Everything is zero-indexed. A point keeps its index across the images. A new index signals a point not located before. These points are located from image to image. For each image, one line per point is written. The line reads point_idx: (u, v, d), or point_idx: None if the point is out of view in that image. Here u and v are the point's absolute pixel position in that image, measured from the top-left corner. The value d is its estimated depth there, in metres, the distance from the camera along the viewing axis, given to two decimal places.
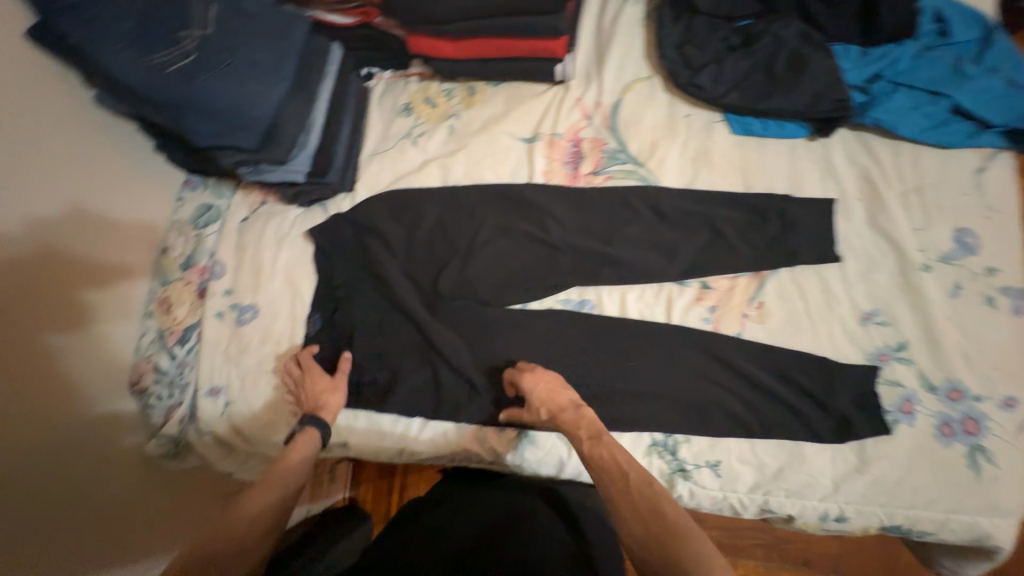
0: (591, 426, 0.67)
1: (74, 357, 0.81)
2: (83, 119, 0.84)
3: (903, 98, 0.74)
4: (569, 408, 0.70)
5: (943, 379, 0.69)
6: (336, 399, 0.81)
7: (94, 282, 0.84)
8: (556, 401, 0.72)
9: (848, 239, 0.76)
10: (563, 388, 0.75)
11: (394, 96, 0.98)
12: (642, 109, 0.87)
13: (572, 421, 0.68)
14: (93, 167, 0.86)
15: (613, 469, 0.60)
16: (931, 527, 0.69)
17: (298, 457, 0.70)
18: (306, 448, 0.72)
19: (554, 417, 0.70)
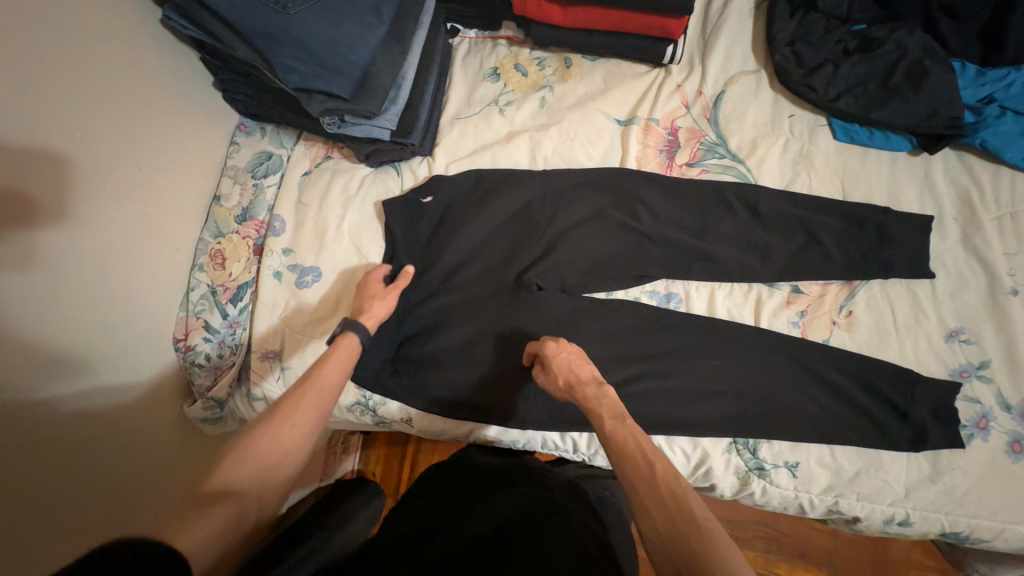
0: (613, 409, 0.65)
1: (125, 306, 0.75)
2: (141, 42, 0.75)
3: (1012, 123, 0.75)
4: (591, 384, 0.68)
5: (1020, 399, 0.72)
6: (385, 310, 0.77)
7: (144, 227, 0.76)
8: (577, 374, 0.70)
9: (941, 256, 0.77)
10: (586, 362, 0.72)
11: (481, 59, 0.92)
12: (745, 104, 0.85)
13: (594, 398, 0.67)
14: (152, 99, 0.77)
15: (636, 458, 0.58)
16: (988, 536, 0.73)
17: (334, 368, 0.67)
18: (346, 356, 0.69)
19: (576, 394, 0.68)
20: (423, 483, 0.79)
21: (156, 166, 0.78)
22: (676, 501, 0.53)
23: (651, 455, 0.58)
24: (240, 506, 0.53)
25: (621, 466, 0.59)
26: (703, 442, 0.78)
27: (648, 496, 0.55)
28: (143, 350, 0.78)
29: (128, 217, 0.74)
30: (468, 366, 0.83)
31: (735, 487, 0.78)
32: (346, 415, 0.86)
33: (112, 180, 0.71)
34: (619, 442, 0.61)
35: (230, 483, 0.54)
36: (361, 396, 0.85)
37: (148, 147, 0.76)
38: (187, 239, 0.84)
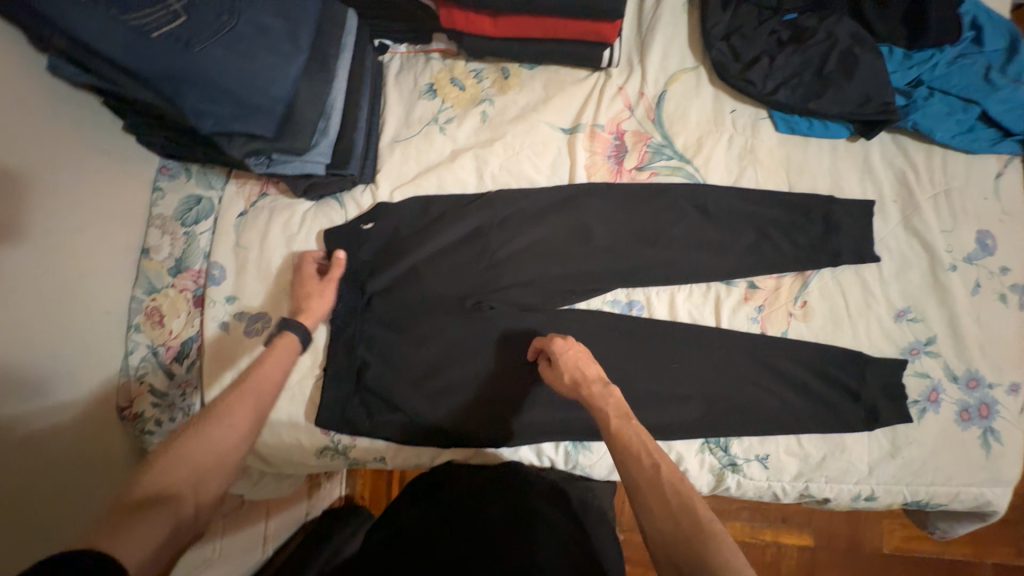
0: (617, 409, 0.61)
1: (56, 385, 0.68)
2: (35, 91, 0.66)
3: (940, 103, 0.77)
4: (596, 382, 0.64)
5: (964, 369, 0.76)
6: (324, 303, 0.76)
7: (63, 299, 0.69)
8: (583, 373, 0.66)
9: (884, 239, 0.79)
10: (593, 361, 0.69)
11: (415, 75, 0.88)
12: (687, 102, 0.84)
13: (599, 397, 0.63)
14: (56, 152, 0.69)
15: (642, 460, 0.55)
16: (946, 500, 0.77)
17: (273, 362, 0.65)
18: (285, 350, 0.68)
19: (582, 392, 0.64)
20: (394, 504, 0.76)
21: (69, 228, 0.71)
22: (689, 513, 0.50)
23: (659, 461, 0.55)
24: (177, 509, 0.49)
25: (625, 465, 0.56)
26: (677, 445, 0.79)
27: (652, 499, 0.52)
28: (86, 429, 0.72)
29: (43, 288, 0.66)
30: (436, 398, 0.81)
31: (711, 484, 0.80)
32: (315, 460, 0.83)
33: (22, 253, 0.64)
34: (624, 440, 0.57)
35: (163, 483, 0.50)
36: (330, 441, 0.82)
37: (57, 207, 0.69)
38: (116, 301, 0.78)
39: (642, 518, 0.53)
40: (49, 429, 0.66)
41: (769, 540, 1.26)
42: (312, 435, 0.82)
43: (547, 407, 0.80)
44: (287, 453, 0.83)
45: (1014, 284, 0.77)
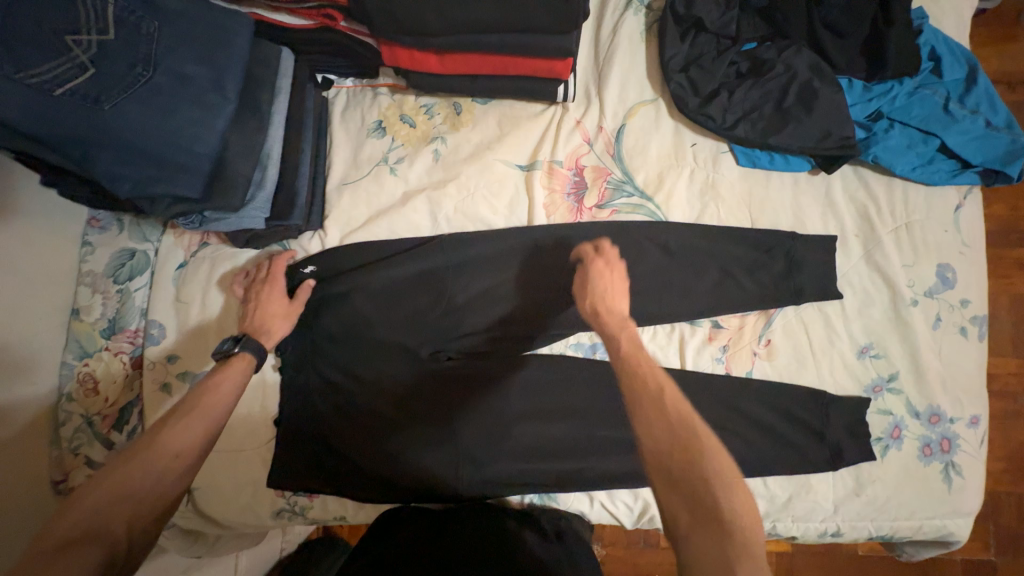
0: (633, 340, 0.60)
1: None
2: None
3: (899, 135, 0.76)
4: (617, 312, 0.63)
5: (925, 405, 0.76)
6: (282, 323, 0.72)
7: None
8: (610, 300, 0.65)
9: (847, 274, 0.78)
10: (626, 294, 0.67)
11: (362, 112, 0.83)
12: (647, 135, 0.81)
13: (617, 324, 0.62)
14: None
15: (647, 378, 0.55)
16: (909, 532, 0.77)
17: (220, 391, 0.61)
18: (237, 376, 0.64)
19: (604, 315, 0.63)
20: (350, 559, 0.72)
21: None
22: (690, 430, 0.51)
23: (664, 384, 0.54)
24: (110, 545, 0.49)
25: (627, 383, 0.55)
26: (643, 492, 0.78)
27: (653, 417, 0.52)
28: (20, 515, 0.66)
29: None
30: (395, 458, 0.76)
31: None
32: (272, 523, 0.80)
33: None
34: (631, 362, 0.57)
35: (81, 526, 0.49)
36: (287, 502, 0.79)
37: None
38: (43, 371, 0.72)
39: (639, 434, 0.52)
40: None
41: None
42: (266, 499, 0.78)
43: (511, 462, 0.77)
44: (241, 518, 0.79)
45: (974, 316, 0.77)
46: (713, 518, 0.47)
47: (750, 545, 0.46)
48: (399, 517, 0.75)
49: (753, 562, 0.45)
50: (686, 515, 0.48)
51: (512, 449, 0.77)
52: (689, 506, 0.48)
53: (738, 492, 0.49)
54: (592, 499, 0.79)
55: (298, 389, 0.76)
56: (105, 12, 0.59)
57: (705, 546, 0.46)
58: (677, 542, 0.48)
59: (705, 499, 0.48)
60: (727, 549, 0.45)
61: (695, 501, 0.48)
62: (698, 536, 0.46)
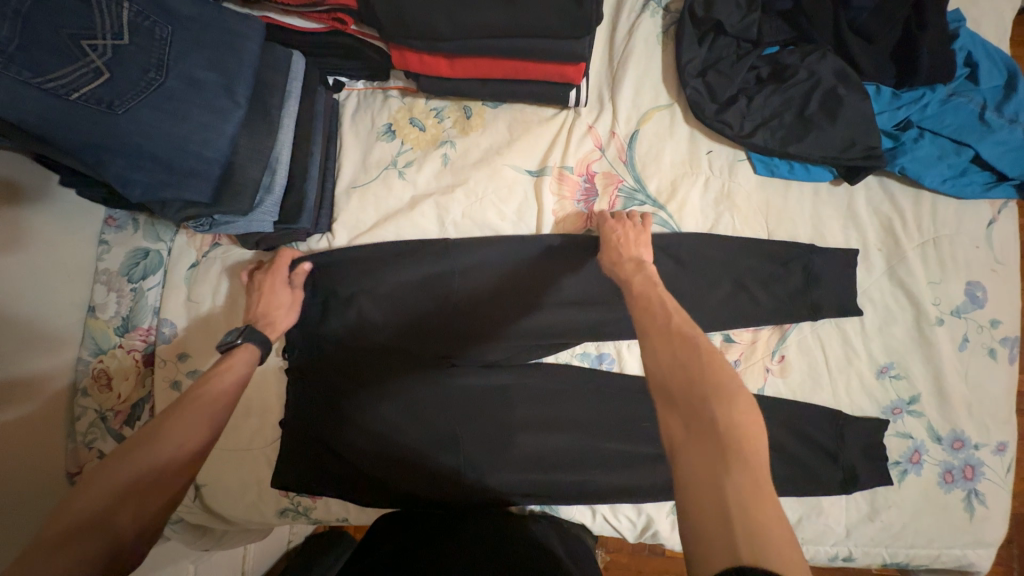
0: (648, 279, 0.61)
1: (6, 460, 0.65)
2: None
3: (929, 146, 0.72)
4: (632, 260, 0.66)
5: (948, 430, 0.72)
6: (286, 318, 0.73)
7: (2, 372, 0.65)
8: (623, 251, 0.68)
9: (868, 290, 0.75)
10: (643, 243, 0.70)
11: (372, 115, 0.82)
12: (661, 142, 0.79)
13: (631, 270, 0.64)
14: None
15: (653, 305, 0.56)
16: (926, 561, 0.74)
17: (226, 376, 0.62)
18: (244, 362, 0.65)
19: (621, 262, 0.67)
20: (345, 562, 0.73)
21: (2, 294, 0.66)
22: (693, 350, 0.48)
23: (672, 312, 0.54)
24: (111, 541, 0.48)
25: (637, 318, 0.56)
26: (647, 508, 0.76)
27: (657, 339, 0.51)
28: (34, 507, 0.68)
29: None
30: (396, 463, 0.76)
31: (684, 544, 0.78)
32: (277, 521, 0.81)
33: None
34: (645, 301, 0.57)
35: (90, 512, 0.48)
36: (292, 502, 0.80)
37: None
38: (60, 366, 0.74)
39: (643, 353, 0.51)
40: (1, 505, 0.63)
41: None
42: (271, 498, 0.79)
43: (513, 472, 0.76)
44: (247, 516, 0.80)
45: (1004, 337, 0.73)
46: (711, 432, 0.42)
47: (750, 461, 0.40)
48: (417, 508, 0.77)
49: (757, 482, 0.39)
50: (683, 428, 0.44)
51: (515, 459, 0.76)
52: (685, 420, 0.44)
53: (742, 406, 0.44)
54: (595, 513, 0.78)
55: (303, 391, 0.77)
56: (119, 17, 0.59)
57: (699, 460, 0.41)
58: (673, 459, 0.43)
59: (703, 414, 0.43)
60: (726, 460, 0.40)
61: (692, 413, 0.44)
62: (691, 450, 0.42)
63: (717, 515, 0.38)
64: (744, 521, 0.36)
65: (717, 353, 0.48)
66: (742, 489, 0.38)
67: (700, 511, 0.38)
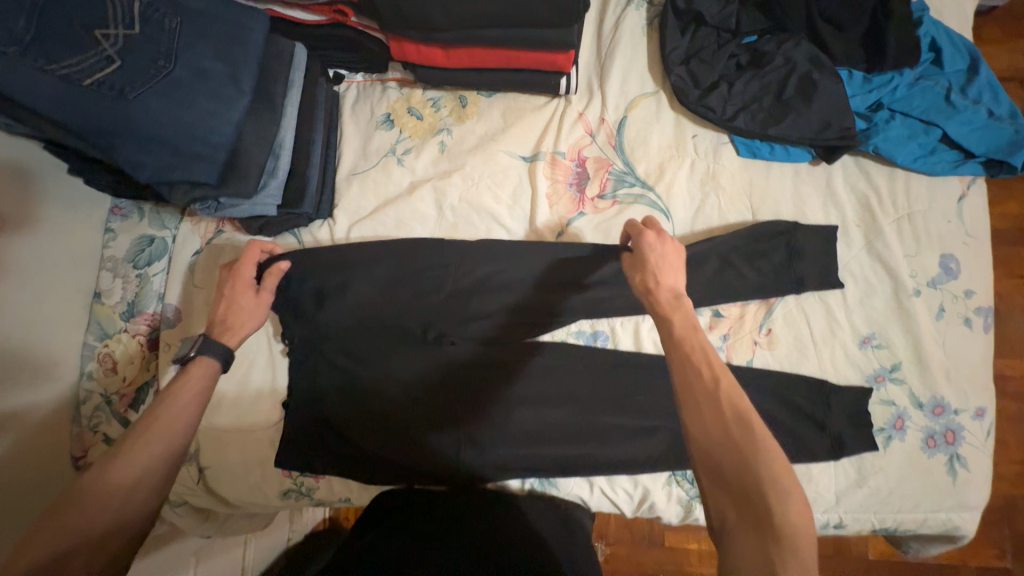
0: (685, 322, 0.59)
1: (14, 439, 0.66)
2: None
3: (900, 126, 0.76)
4: (668, 297, 0.62)
5: (929, 396, 0.75)
6: (252, 316, 0.71)
7: (14, 360, 0.67)
8: (658, 279, 0.64)
9: (848, 265, 0.78)
10: (678, 270, 0.65)
11: (371, 105, 0.86)
12: (648, 127, 0.83)
13: (666, 305, 0.61)
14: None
15: (701, 368, 0.55)
16: (914, 526, 0.76)
17: (178, 398, 0.60)
18: (200, 379, 0.63)
19: (652, 297, 0.63)
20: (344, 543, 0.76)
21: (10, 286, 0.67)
22: (748, 434, 0.51)
23: (717, 372, 0.54)
24: None
25: (676, 359, 0.57)
26: (643, 480, 0.79)
27: (706, 410, 0.53)
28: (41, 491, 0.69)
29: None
30: (400, 441, 0.77)
31: (680, 515, 0.80)
32: (281, 502, 0.82)
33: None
34: (683, 348, 0.57)
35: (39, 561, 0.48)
36: (294, 483, 0.81)
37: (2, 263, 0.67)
38: (66, 350, 0.75)
39: (689, 421, 0.53)
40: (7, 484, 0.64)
41: None
42: (275, 479, 0.81)
43: (512, 448, 0.78)
44: (252, 497, 0.82)
45: (979, 307, 0.77)
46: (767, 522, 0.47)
47: (801, 551, 0.46)
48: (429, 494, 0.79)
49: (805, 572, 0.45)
50: (733, 512, 0.49)
51: (514, 436, 0.78)
52: (737, 509, 0.49)
53: (795, 496, 0.48)
54: (592, 485, 0.80)
55: (305, 372, 0.79)
56: (130, 8, 0.63)
57: (748, 546, 0.47)
58: (722, 537, 0.49)
59: (760, 506, 0.48)
60: (776, 553, 0.45)
61: (744, 503, 0.49)
62: (743, 535, 0.47)
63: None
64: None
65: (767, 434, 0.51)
66: None
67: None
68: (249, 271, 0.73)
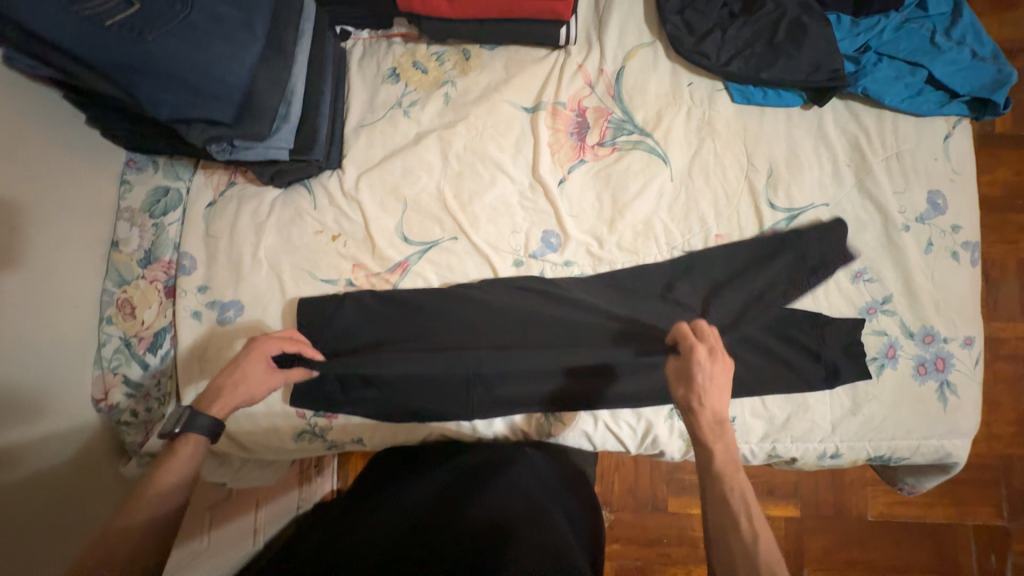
0: (727, 453, 0.63)
1: (41, 369, 0.72)
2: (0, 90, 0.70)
3: (887, 68, 0.79)
4: (711, 420, 0.64)
5: (919, 326, 0.78)
6: (247, 394, 0.70)
7: (41, 300, 0.73)
8: (707, 399, 0.65)
9: (840, 204, 0.81)
10: (726, 391, 0.66)
11: (377, 60, 0.90)
12: (645, 76, 0.86)
13: (708, 428, 0.64)
14: (26, 153, 0.72)
15: (736, 510, 0.58)
16: (907, 453, 0.80)
17: (164, 486, 0.60)
18: (188, 459, 0.63)
19: (696, 413, 0.65)
20: (368, 487, 0.82)
21: (28, 252, 0.71)
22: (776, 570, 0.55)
23: (757, 527, 0.57)
24: None
25: (713, 486, 0.61)
26: (646, 413, 0.81)
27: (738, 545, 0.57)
28: (52, 449, 0.72)
29: (27, 286, 0.71)
30: (411, 379, 0.81)
31: (682, 448, 0.83)
32: (295, 445, 0.84)
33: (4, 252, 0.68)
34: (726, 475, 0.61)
35: None
36: (308, 424, 0.83)
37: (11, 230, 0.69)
38: (86, 293, 0.80)
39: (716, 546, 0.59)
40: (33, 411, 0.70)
41: None
42: (291, 420, 0.83)
43: (519, 384, 0.80)
44: (266, 440, 0.84)
45: (965, 242, 0.80)
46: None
47: None
48: (452, 459, 0.82)
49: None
50: None
51: (522, 375, 0.80)
52: None
53: None
54: (596, 421, 0.82)
55: (318, 315, 0.81)
56: None
57: None
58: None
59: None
60: None
61: None
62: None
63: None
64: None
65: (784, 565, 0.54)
66: None
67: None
68: (273, 347, 0.73)
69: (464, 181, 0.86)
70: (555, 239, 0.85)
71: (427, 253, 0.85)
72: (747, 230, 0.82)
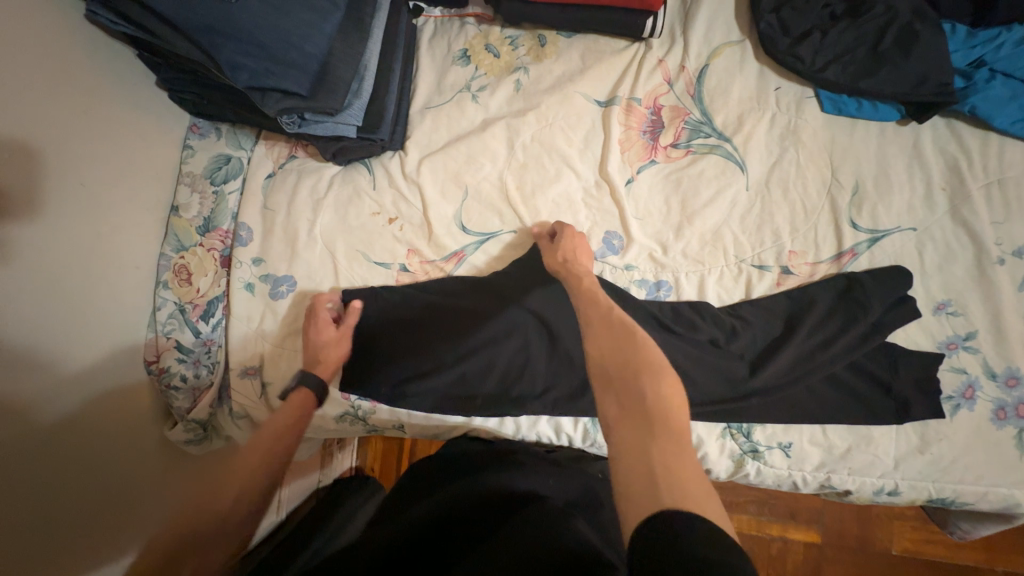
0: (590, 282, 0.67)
1: (103, 327, 0.74)
2: (76, 48, 0.70)
3: (1001, 87, 0.74)
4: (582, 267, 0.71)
5: (1004, 367, 0.73)
6: (337, 354, 0.75)
7: (106, 260, 0.74)
8: (577, 255, 0.73)
9: (930, 229, 0.76)
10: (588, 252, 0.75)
11: (449, 41, 0.88)
12: (730, 77, 0.81)
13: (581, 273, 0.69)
14: (99, 113, 0.73)
15: (600, 305, 0.61)
16: (972, 499, 0.75)
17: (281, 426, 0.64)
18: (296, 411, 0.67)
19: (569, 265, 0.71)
20: (395, 497, 0.74)
21: (98, 212, 0.72)
22: (631, 337, 0.54)
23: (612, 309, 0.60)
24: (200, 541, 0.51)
25: (584, 309, 0.61)
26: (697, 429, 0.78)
27: (602, 333, 0.56)
28: (109, 407, 0.74)
29: (93, 245, 0.72)
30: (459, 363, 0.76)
31: (730, 469, 0.80)
32: (337, 425, 0.83)
33: (70, 210, 0.69)
34: (590, 302, 0.62)
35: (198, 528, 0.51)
36: (351, 406, 0.82)
37: (68, 192, 0.68)
38: (146, 256, 0.80)
39: (589, 345, 0.56)
40: (92, 367, 0.71)
41: (776, 536, 1.27)
42: (334, 399, 0.81)
43: (568, 388, 0.78)
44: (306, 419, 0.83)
45: None
46: (641, 408, 0.46)
47: (676, 431, 0.44)
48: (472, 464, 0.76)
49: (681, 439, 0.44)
50: (617, 411, 0.48)
51: (572, 379, 0.78)
52: (619, 399, 0.48)
53: (668, 385, 0.48)
54: None
55: (359, 293, 0.79)
56: None
57: (631, 432, 0.45)
58: (608, 434, 0.47)
59: (635, 390, 0.48)
60: (651, 436, 0.44)
61: (626, 394, 0.48)
62: (628, 425, 0.46)
63: (643, 478, 0.41)
64: (669, 493, 0.39)
65: (652, 351, 0.52)
66: (669, 464, 0.41)
67: (633, 482, 0.41)
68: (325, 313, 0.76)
69: (527, 172, 0.83)
70: (617, 242, 0.81)
71: (484, 244, 0.82)
72: (823, 248, 0.78)
